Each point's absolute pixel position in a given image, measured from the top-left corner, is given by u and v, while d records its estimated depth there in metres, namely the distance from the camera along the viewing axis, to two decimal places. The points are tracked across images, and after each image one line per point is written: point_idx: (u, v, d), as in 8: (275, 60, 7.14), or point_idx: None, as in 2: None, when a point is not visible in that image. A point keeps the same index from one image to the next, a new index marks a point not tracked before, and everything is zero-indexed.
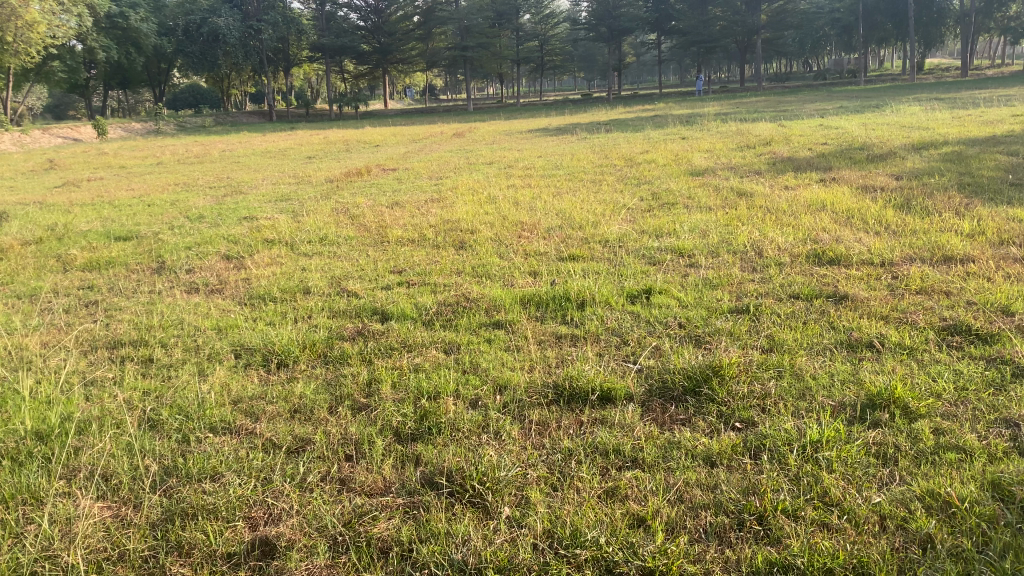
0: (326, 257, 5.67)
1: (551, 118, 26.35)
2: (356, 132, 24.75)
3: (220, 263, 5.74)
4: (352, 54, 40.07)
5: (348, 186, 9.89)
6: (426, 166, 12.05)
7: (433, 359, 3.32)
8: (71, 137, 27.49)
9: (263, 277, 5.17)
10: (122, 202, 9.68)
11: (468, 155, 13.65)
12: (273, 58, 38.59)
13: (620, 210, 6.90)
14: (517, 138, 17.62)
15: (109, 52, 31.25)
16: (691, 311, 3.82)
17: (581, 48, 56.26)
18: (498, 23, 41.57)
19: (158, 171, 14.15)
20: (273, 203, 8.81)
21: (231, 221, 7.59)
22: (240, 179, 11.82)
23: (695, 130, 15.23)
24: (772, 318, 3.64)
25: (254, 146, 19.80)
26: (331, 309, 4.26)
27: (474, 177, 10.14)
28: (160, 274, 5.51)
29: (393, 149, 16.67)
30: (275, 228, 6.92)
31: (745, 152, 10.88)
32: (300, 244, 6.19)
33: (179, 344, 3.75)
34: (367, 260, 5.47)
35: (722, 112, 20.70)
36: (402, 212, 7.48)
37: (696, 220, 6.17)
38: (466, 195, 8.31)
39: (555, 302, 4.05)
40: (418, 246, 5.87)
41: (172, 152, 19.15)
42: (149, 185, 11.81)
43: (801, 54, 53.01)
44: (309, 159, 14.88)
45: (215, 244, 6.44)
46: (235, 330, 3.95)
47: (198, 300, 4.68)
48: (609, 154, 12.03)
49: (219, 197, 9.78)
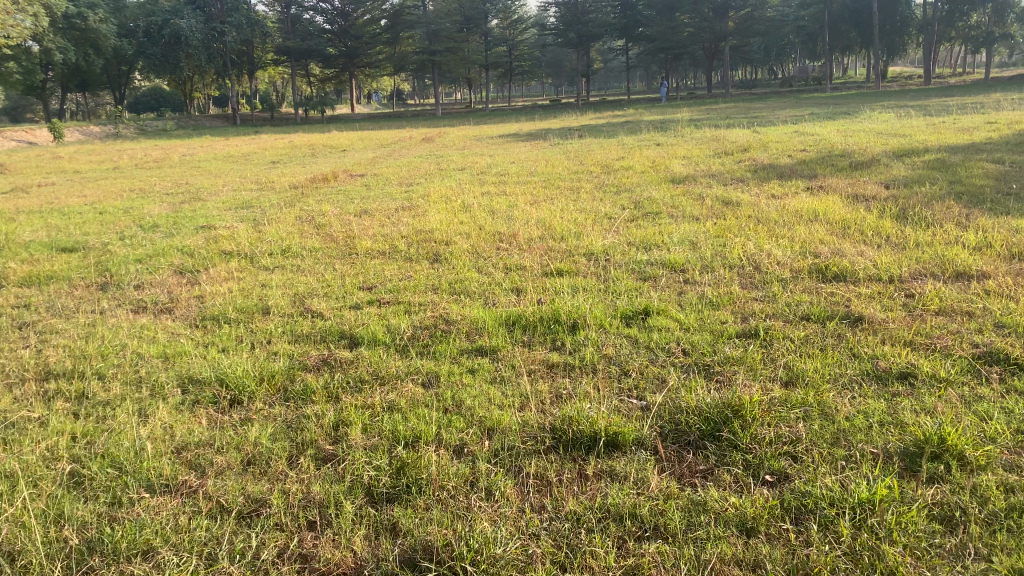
0: (289, 271, 5.23)
1: (522, 124, 26.00)
2: (322, 136, 24.18)
3: (173, 278, 5.27)
4: (318, 58, 39.41)
5: (314, 193, 9.43)
6: (396, 172, 11.62)
7: (409, 395, 2.91)
8: (25, 140, 26.62)
9: (219, 294, 4.72)
10: (72, 209, 9.11)
11: (439, 160, 13.25)
12: (237, 60, 37.86)
13: (602, 219, 6.54)
14: (488, 142, 17.21)
15: (66, 53, 30.34)
16: (695, 335, 3.44)
17: (549, 54, 56.05)
18: (466, 28, 41.25)
19: (114, 176, 13.54)
20: (233, 211, 8.33)
21: (187, 231, 7.10)
22: (199, 185, 11.30)
23: (669, 136, 14.97)
24: (786, 343, 3.28)
25: (217, 151, 19.19)
26: (293, 333, 3.83)
27: (446, 183, 9.74)
28: (106, 291, 5.04)
29: (360, 153, 16.19)
30: (234, 239, 6.46)
31: (724, 158, 10.62)
32: (260, 257, 5.74)
33: (119, 376, 3.30)
34: (334, 275, 5.05)
35: (695, 118, 20.48)
36: (371, 221, 7.05)
37: (685, 229, 5.83)
38: (438, 203, 7.91)
39: (542, 326, 3.66)
40: (390, 259, 5.45)
41: (131, 156, 18.47)
42: (102, 190, 11.25)
43: (768, 62, 53.28)
44: (273, 164, 14.36)
45: (168, 256, 5.96)
46: (184, 359, 3.50)
47: (144, 322, 4.22)
48: (585, 160, 11.69)
49: (177, 204, 9.26)
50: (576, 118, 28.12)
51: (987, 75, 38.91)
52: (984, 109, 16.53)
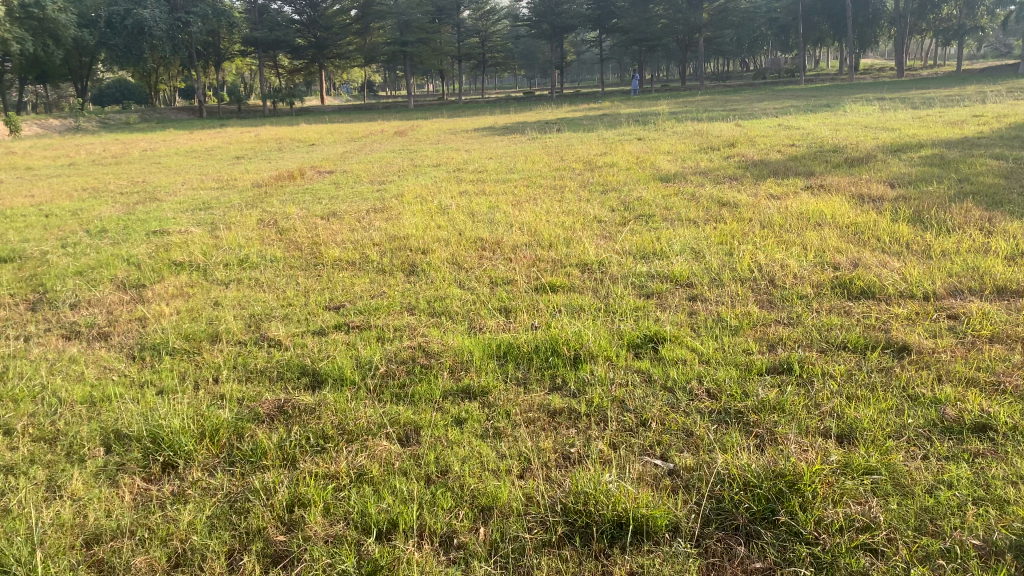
0: (246, 287, 4.66)
1: (494, 117, 25.41)
2: (290, 130, 23.41)
3: (115, 294, 4.68)
4: (286, 49, 38.48)
5: (279, 192, 8.83)
6: (367, 168, 11.04)
7: (381, 461, 2.37)
8: None
9: (164, 316, 4.13)
10: (16, 211, 8.45)
11: (411, 156, 12.66)
12: (203, 52, 36.92)
13: (591, 223, 6.02)
14: (463, 137, 16.62)
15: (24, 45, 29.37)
16: (718, 370, 2.94)
17: (522, 45, 55.51)
18: (438, 19, 40.56)
19: (68, 173, 12.83)
20: (190, 213, 7.72)
21: (136, 237, 6.49)
22: (157, 183, 10.63)
23: (651, 129, 14.50)
24: (828, 382, 2.78)
25: (179, 146, 18.43)
26: (246, 368, 3.27)
27: (420, 181, 9.17)
28: (37, 311, 4.44)
29: (330, 148, 15.53)
30: (187, 247, 5.86)
31: (711, 153, 10.16)
32: (214, 269, 5.14)
33: (31, 430, 2.73)
34: (296, 291, 4.48)
35: (674, 111, 20.04)
36: (340, 226, 6.47)
37: (684, 234, 5.33)
38: (412, 205, 7.33)
39: (538, 359, 3.13)
40: (359, 271, 4.88)
41: (88, 152, 17.66)
42: (52, 189, 10.54)
43: (743, 53, 53.04)
44: (237, 160, 13.71)
45: (112, 267, 5.37)
46: (113, 403, 2.93)
47: (72, 352, 3.63)
48: (565, 156, 11.18)
49: (130, 205, 8.62)
50: (551, 110, 27.60)
51: (957, 67, 38.89)
52: (969, 102, 16.20)
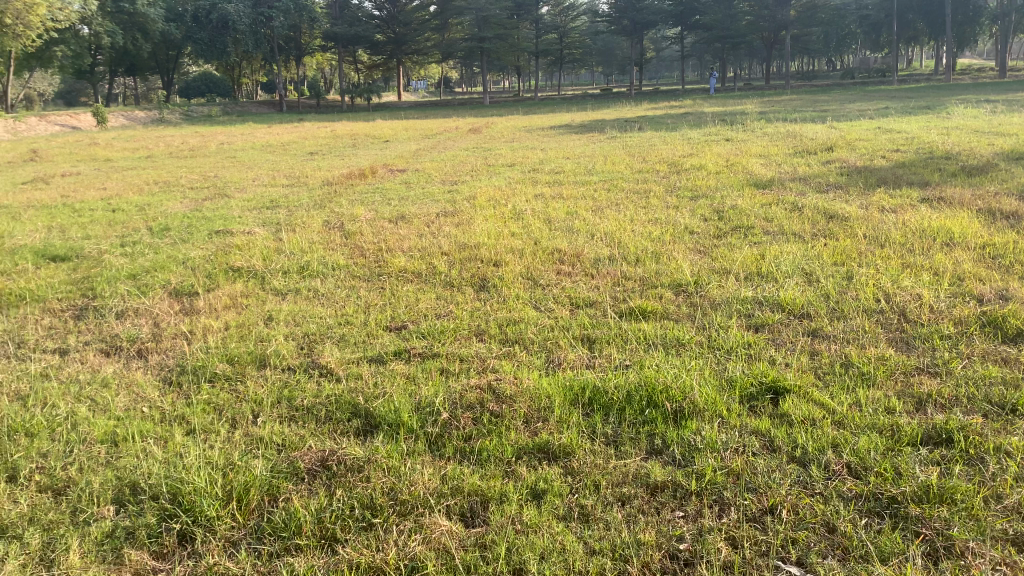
0: (303, 300, 4.25)
1: (571, 114, 24.86)
2: (366, 125, 23.31)
3: (166, 303, 4.35)
4: (365, 44, 38.64)
5: (348, 192, 8.49)
6: (440, 167, 10.65)
7: (439, 551, 1.90)
8: (70, 126, 26.75)
9: (211, 332, 3.75)
10: (86, 204, 8.34)
11: (486, 155, 12.23)
12: (284, 46, 37.44)
13: (683, 235, 5.44)
14: (540, 134, 16.11)
15: (115, 38, 30.25)
16: (858, 435, 2.36)
17: (600, 42, 54.68)
18: (517, 15, 40.18)
19: (144, 165, 12.84)
20: (256, 211, 7.44)
21: (198, 236, 6.18)
22: (228, 178, 10.46)
23: (738, 130, 13.72)
24: (1006, 461, 2.19)
25: (256, 139, 18.42)
26: (290, 403, 2.84)
27: (495, 182, 8.72)
28: (82, 319, 4.13)
29: (404, 145, 15.24)
30: (248, 249, 5.53)
31: (807, 158, 9.44)
32: (272, 277, 4.76)
33: (40, 476, 2.35)
34: (356, 307, 4.05)
35: (761, 111, 19.15)
36: (409, 231, 6.05)
37: (789, 252, 4.72)
38: (486, 209, 6.87)
39: (632, 410, 2.60)
40: (425, 286, 4.43)
41: (167, 144, 17.78)
42: (125, 182, 10.49)
43: (831, 52, 51.06)
44: (310, 155, 13.53)
45: (168, 270, 5.05)
46: (135, 444, 2.53)
47: (107, 372, 3.27)
48: (647, 157, 10.59)
49: (199, 200, 8.41)
50: (631, 108, 26.89)
51: None
52: None
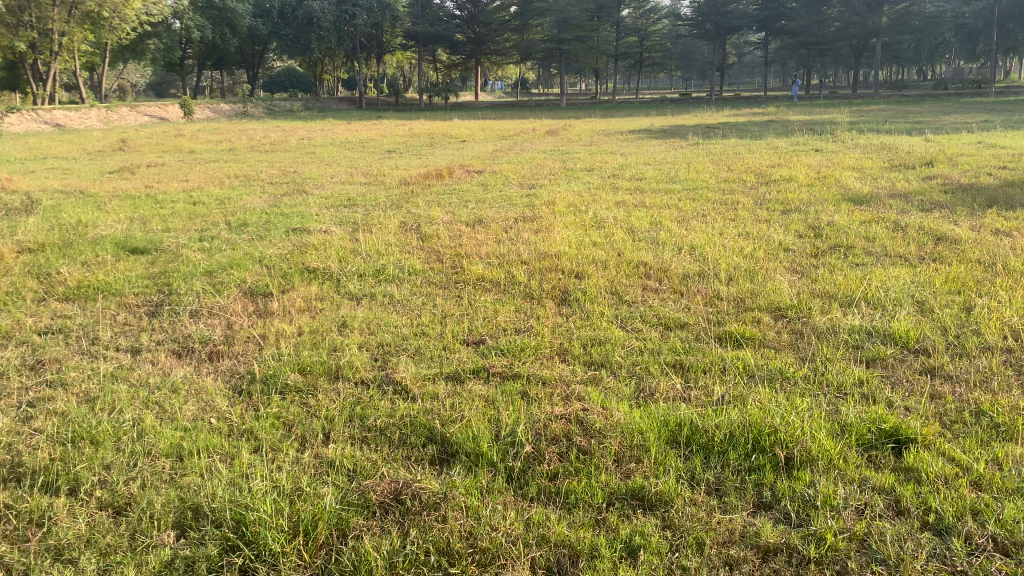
0: (377, 306, 4.10)
1: (650, 119, 24.42)
2: (443, 124, 23.35)
3: (239, 303, 4.25)
4: (445, 43, 38.81)
5: (425, 193, 8.37)
6: (518, 169, 10.48)
7: None
8: (158, 117, 27.58)
9: (284, 338, 3.62)
10: (168, 196, 8.44)
11: (564, 158, 12.00)
12: (366, 44, 37.92)
13: (777, 252, 5.12)
14: (618, 139, 15.81)
15: (204, 32, 31.12)
16: (1002, 502, 2.06)
17: (682, 46, 53.83)
18: (598, 17, 39.83)
19: (226, 159, 13.04)
20: (333, 209, 7.38)
21: (275, 234, 6.12)
22: (307, 174, 10.50)
23: (827, 140, 13.17)
24: None
25: (335, 136, 18.57)
26: (363, 422, 2.67)
27: (573, 187, 8.49)
28: (156, 317, 4.07)
29: (481, 146, 15.13)
30: (323, 249, 5.44)
31: (905, 172, 8.93)
32: (347, 280, 4.63)
33: (101, 492, 2.23)
34: (432, 317, 3.87)
35: (852, 120, 18.40)
36: (487, 236, 5.86)
37: (896, 276, 4.36)
38: (565, 215, 6.65)
39: (735, 455, 2.35)
40: (503, 296, 4.23)
41: (249, 138, 18.07)
42: (207, 174, 10.63)
43: (923, 61, 49.14)
44: (388, 154, 13.52)
45: (243, 268, 4.98)
46: (200, 460, 2.39)
47: (176, 376, 3.15)
48: (733, 166, 10.20)
49: (277, 196, 8.42)
50: (712, 114, 26.27)
51: None
52: None
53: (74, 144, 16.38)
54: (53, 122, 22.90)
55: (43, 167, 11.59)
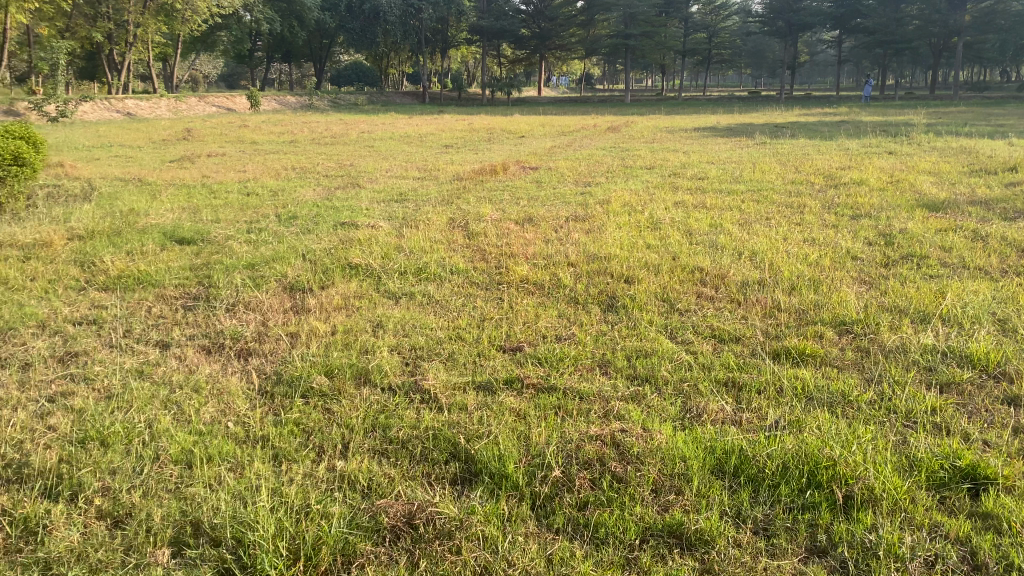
0: (416, 307, 3.94)
1: (716, 117, 23.86)
2: (504, 119, 23.22)
3: (277, 298, 4.15)
4: (509, 38, 38.66)
5: (478, 188, 8.23)
6: (575, 167, 10.26)
7: None
8: (226, 108, 28.11)
9: (317, 337, 3.48)
10: (224, 186, 8.47)
11: (624, 155, 11.73)
12: (431, 38, 38.05)
13: (844, 261, 4.81)
14: (681, 136, 15.44)
15: (272, 24, 31.60)
16: None
17: (751, 43, 52.67)
18: (665, 13, 39.21)
19: (285, 150, 13.13)
20: (384, 204, 7.28)
21: (322, 227, 6.03)
22: (362, 167, 10.46)
23: (902, 142, 12.61)
24: None
25: (395, 130, 18.60)
26: (384, 433, 2.50)
27: (631, 186, 8.24)
28: (192, 310, 3.99)
29: (540, 142, 14.93)
30: (369, 244, 5.32)
31: (987, 178, 8.43)
32: (388, 278, 4.49)
33: (103, 500, 2.10)
34: (470, 320, 3.69)
35: (929, 121, 17.62)
36: (537, 235, 5.67)
37: (976, 290, 4.03)
38: (620, 215, 6.41)
39: (787, 490, 2.11)
40: (547, 300, 4.03)
41: (312, 130, 18.20)
42: (265, 165, 10.69)
43: (1007, 62, 47.11)
44: (445, 148, 13.43)
45: (286, 261, 4.89)
46: (209, 470, 2.26)
47: (201, 374, 3.05)
48: (800, 167, 9.80)
49: (330, 189, 8.37)
50: (780, 112, 25.58)
51: None
52: None
53: (142, 132, 16.72)
54: (125, 111, 23.50)
55: (107, 155, 11.80)
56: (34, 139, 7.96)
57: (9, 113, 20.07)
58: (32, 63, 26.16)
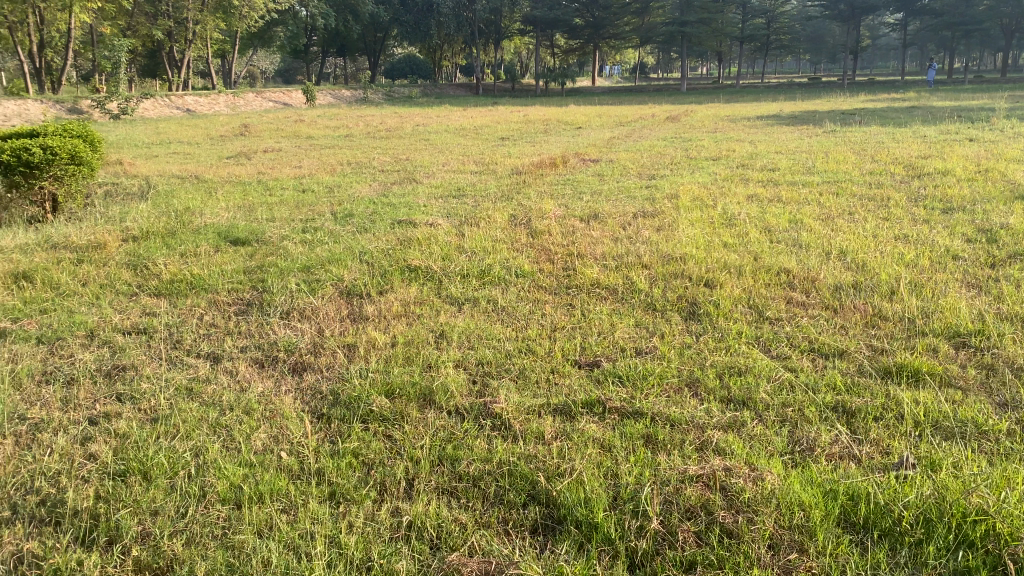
0: (481, 314, 3.67)
1: (778, 104, 23.11)
2: (559, 110, 22.83)
3: (333, 304, 3.91)
4: (564, 27, 38.19)
5: (538, 183, 7.92)
6: (637, 158, 9.89)
7: None
8: (282, 103, 28.29)
9: (375, 349, 3.23)
10: (279, 183, 8.33)
11: (687, 146, 11.30)
12: (485, 29, 37.81)
13: (946, 260, 4.39)
14: (745, 125, 14.91)
15: (328, 19, 31.70)
16: None
17: (812, 28, 51.25)
18: None
19: (341, 144, 13.00)
20: (442, 200, 7.04)
21: (379, 225, 5.80)
22: (418, 161, 10.24)
23: (983, 128, 11.92)
24: None
25: (450, 122, 18.40)
26: (453, 467, 2.23)
27: (698, 178, 7.85)
28: (246, 317, 3.78)
29: (599, 133, 14.57)
30: (428, 244, 5.07)
31: None
32: (449, 281, 4.23)
33: (141, 549, 1.87)
34: (540, 330, 3.40)
35: (1009, 106, 16.72)
36: (604, 233, 5.35)
37: None
38: (691, 210, 6.04)
39: (935, 551, 1.77)
40: (622, 306, 3.72)
41: (367, 124, 18.11)
42: (321, 160, 10.55)
43: None
44: (501, 141, 13.16)
45: (341, 263, 4.67)
46: (260, 512, 2.01)
47: (253, 393, 2.81)
48: (877, 156, 9.28)
49: (386, 185, 8.16)
50: (846, 99, 24.67)
51: None
52: None
53: (200, 128, 16.83)
54: (184, 107, 23.77)
55: (166, 151, 11.82)
56: (93, 137, 7.90)
57: (73, 112, 20.44)
58: (96, 62, 26.67)
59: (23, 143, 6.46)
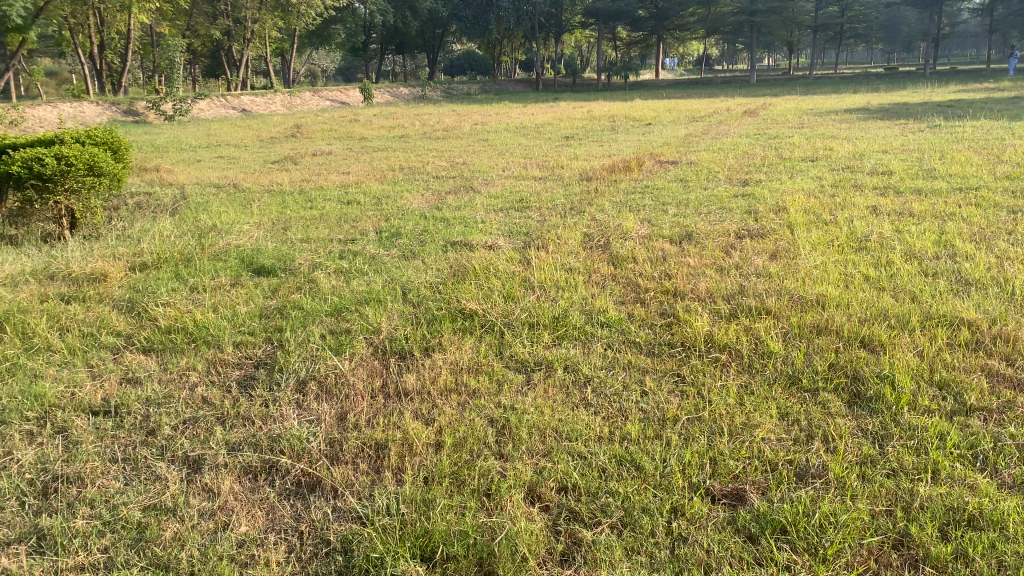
0: (558, 392, 2.69)
1: (860, 96, 21.52)
2: (625, 106, 21.68)
3: (363, 370, 2.97)
4: (626, 20, 36.85)
5: (613, 191, 6.92)
6: (722, 159, 8.78)
7: None
8: (339, 102, 27.73)
9: (413, 454, 2.28)
10: (322, 192, 7.52)
11: (775, 144, 10.13)
12: (546, 23, 36.83)
13: None
14: (834, 120, 13.60)
15: (386, 16, 31.06)
16: None
17: (887, 16, 48.88)
18: None
19: (394, 146, 12.19)
20: (503, 213, 6.09)
21: (430, 249, 4.88)
22: (476, 165, 9.32)
23: None
24: None
25: (512, 120, 17.46)
26: None
27: (801, 184, 6.73)
28: (250, 389, 2.88)
29: (672, 130, 13.44)
30: (487, 276, 4.12)
31: None
32: (516, 335, 3.27)
33: None
34: (645, 424, 2.41)
35: None
36: (705, 261, 4.32)
37: None
38: (806, 228, 4.98)
39: None
40: (754, 382, 2.70)
41: (424, 123, 17.30)
42: (372, 165, 9.71)
43: None
44: (565, 140, 12.16)
45: (379, 304, 3.74)
46: None
47: (228, 543, 1.89)
48: (1007, 155, 7.98)
49: (440, 194, 7.25)
50: (936, 90, 22.90)
51: None
52: None
53: (253, 129, 16.26)
54: (240, 107, 23.34)
55: (211, 156, 11.15)
56: (121, 143, 7.18)
57: (128, 114, 20.12)
58: (156, 62, 26.52)
59: (34, 152, 5.72)
